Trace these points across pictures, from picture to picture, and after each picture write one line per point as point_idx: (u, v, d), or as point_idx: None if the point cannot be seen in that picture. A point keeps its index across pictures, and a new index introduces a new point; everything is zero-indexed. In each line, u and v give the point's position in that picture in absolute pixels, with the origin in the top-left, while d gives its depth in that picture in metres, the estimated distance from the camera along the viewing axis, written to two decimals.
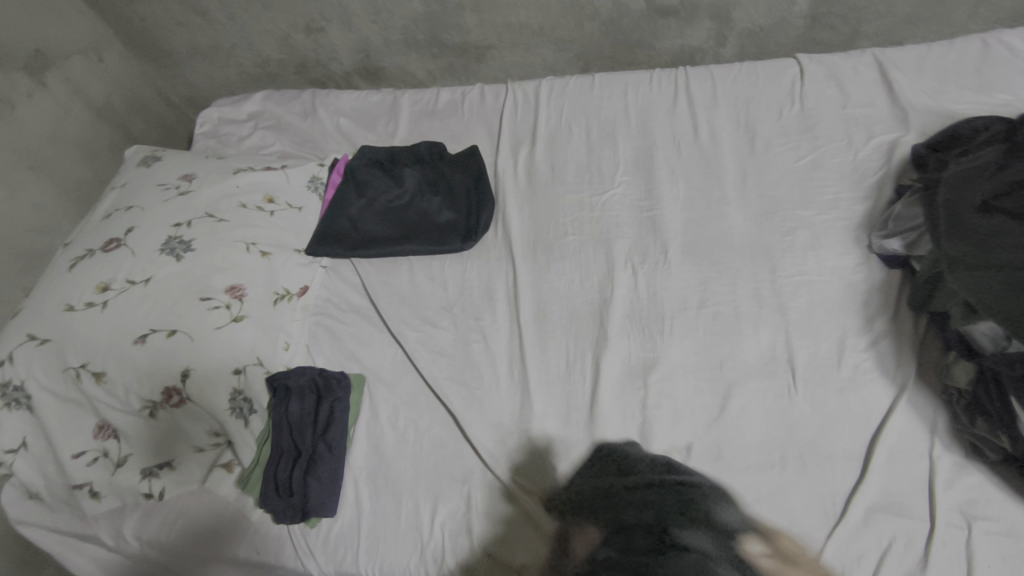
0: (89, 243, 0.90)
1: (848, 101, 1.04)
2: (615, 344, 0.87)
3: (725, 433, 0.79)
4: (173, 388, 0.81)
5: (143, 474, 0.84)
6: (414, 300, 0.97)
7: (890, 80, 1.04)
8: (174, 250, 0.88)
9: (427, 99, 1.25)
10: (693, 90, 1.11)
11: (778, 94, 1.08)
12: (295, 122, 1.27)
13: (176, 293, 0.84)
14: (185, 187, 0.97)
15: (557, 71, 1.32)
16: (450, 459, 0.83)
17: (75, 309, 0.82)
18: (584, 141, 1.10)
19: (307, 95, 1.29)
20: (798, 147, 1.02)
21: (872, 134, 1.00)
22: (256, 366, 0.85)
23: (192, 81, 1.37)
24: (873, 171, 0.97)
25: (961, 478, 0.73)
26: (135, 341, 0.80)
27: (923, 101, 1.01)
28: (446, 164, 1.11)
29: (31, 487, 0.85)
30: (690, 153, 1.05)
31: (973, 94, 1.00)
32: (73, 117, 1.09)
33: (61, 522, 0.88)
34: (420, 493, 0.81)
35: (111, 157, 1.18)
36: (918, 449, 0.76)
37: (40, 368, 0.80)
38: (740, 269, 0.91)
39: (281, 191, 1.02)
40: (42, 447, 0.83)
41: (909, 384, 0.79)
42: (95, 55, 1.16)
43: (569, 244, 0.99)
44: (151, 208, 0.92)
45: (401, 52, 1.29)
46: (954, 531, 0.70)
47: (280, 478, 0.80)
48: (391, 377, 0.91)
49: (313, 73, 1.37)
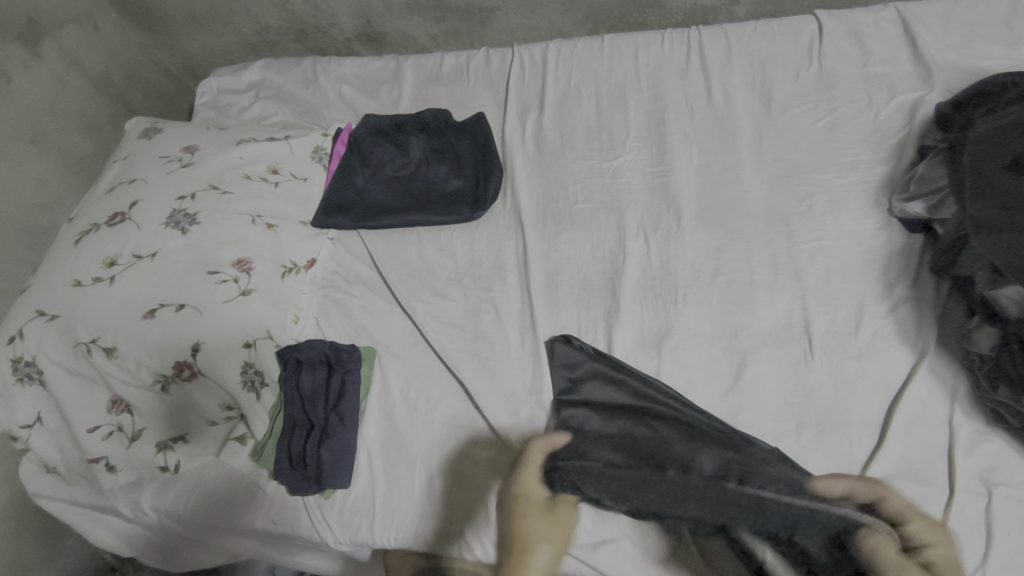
0: (94, 217, 0.89)
1: (869, 58, 1.00)
2: (628, 312, 0.86)
3: (740, 402, 0.78)
4: (184, 362, 0.80)
5: (158, 447, 0.84)
6: (423, 272, 0.96)
7: (914, 35, 0.99)
8: (178, 223, 0.86)
9: (431, 64, 1.21)
10: (707, 50, 1.07)
11: (795, 53, 1.03)
12: (296, 91, 1.24)
13: (183, 268, 0.83)
14: (187, 158, 0.95)
15: (564, 33, 1.27)
16: (463, 430, 0.83)
17: (83, 284, 0.81)
18: (594, 106, 1.07)
19: (307, 63, 1.26)
20: (816, 108, 0.98)
21: (894, 93, 0.96)
22: (267, 340, 0.84)
23: (189, 49, 1.33)
24: (894, 132, 0.93)
25: (982, 445, 0.73)
26: (144, 315, 0.80)
27: (948, 57, 0.97)
28: (453, 131, 1.08)
29: (49, 460, 0.85)
30: (703, 116, 1.01)
31: (1000, 49, 0.96)
32: (70, 89, 1.07)
33: (80, 494, 0.89)
34: (434, 464, 0.81)
35: (110, 130, 1.16)
36: (938, 416, 0.75)
37: (50, 344, 0.80)
38: (755, 236, 0.89)
39: (285, 161, 1.00)
40: (57, 422, 0.83)
41: (929, 351, 0.78)
42: (90, 24, 1.13)
43: (580, 212, 0.97)
44: (155, 181, 0.91)
45: (403, 16, 1.25)
46: (974, 497, 0.70)
47: (294, 451, 0.80)
48: (401, 349, 0.90)
49: (314, 40, 1.34)
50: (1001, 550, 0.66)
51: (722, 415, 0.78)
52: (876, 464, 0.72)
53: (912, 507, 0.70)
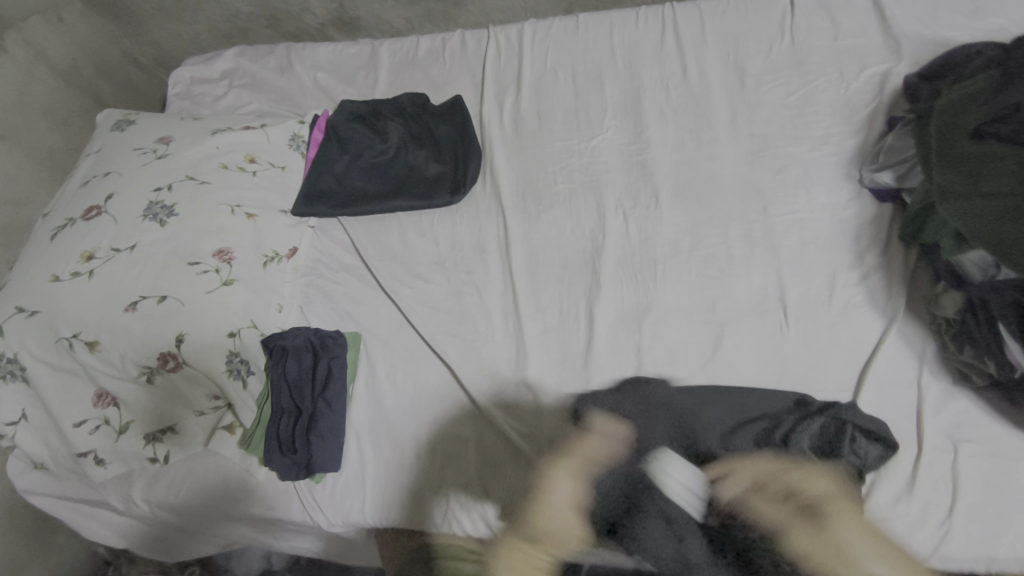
0: (69, 211, 0.88)
1: (840, 32, 1.01)
2: (609, 290, 0.87)
3: (720, 370, 0.80)
4: (169, 353, 0.80)
5: (146, 439, 0.83)
6: (405, 257, 0.97)
7: (883, 8, 1.01)
8: (156, 215, 0.86)
9: (407, 48, 1.21)
10: (681, 27, 1.07)
11: (768, 28, 1.04)
12: (271, 79, 1.23)
13: (164, 259, 0.83)
14: (162, 150, 0.94)
15: (539, 13, 1.27)
16: (450, 410, 0.84)
17: (61, 279, 0.81)
18: (571, 86, 1.07)
19: (281, 50, 1.25)
20: (788, 82, 0.99)
21: (864, 66, 0.98)
22: (251, 329, 0.85)
23: (160, 40, 1.32)
24: (864, 104, 0.95)
25: (949, 404, 0.75)
26: (125, 308, 0.80)
27: (916, 29, 0.98)
28: (430, 116, 1.08)
29: (37, 457, 0.85)
30: (679, 93, 1.02)
31: (966, 20, 0.98)
32: (38, 83, 1.05)
33: (70, 490, 0.89)
34: (423, 444, 0.83)
35: (82, 124, 1.14)
36: (907, 378, 0.77)
37: (32, 340, 0.79)
38: (731, 210, 0.91)
39: (262, 150, 0.99)
40: (42, 417, 0.83)
41: (899, 315, 0.80)
42: (55, 15, 1.10)
43: (559, 192, 0.97)
44: (130, 174, 0.90)
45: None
46: (942, 454, 0.72)
47: (282, 437, 0.81)
48: (386, 334, 0.91)
49: (287, 27, 1.33)
50: (966, 503, 0.68)
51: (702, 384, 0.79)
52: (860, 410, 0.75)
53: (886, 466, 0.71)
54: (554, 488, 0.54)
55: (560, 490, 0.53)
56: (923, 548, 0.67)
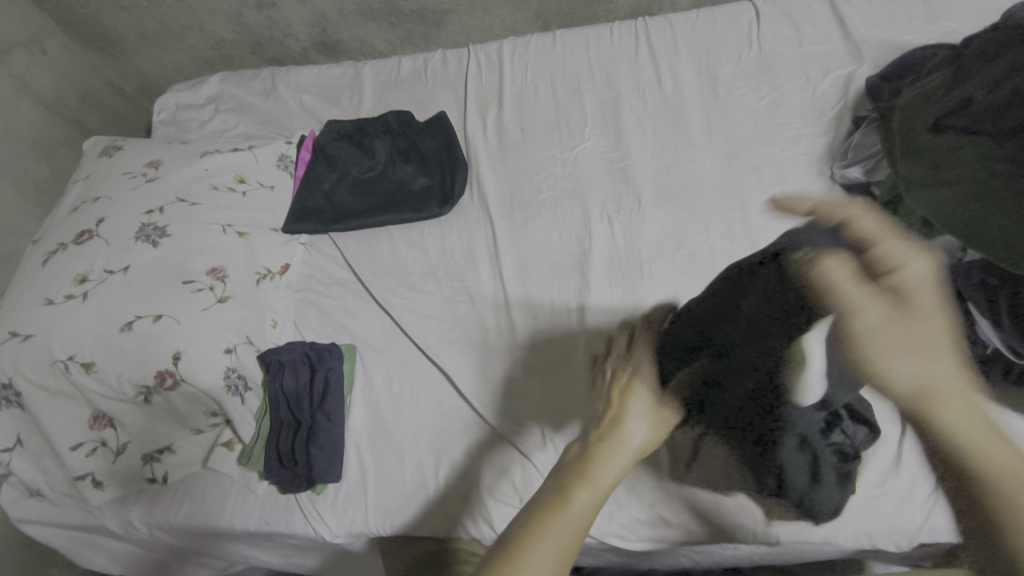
0: (61, 236, 0.88)
1: (804, 39, 1.06)
2: (598, 291, 0.89)
3: None
4: (167, 371, 0.79)
5: (144, 459, 0.84)
6: (396, 268, 0.99)
7: (843, 16, 1.06)
8: (149, 237, 0.87)
9: (390, 69, 1.24)
10: (653, 39, 1.12)
11: (736, 37, 1.09)
12: (257, 103, 1.25)
13: (157, 278, 0.84)
14: (152, 173, 0.95)
15: (517, 31, 1.31)
16: (449, 415, 0.85)
17: (55, 303, 0.81)
18: (551, 99, 1.11)
19: (266, 74, 1.28)
20: (758, 88, 1.04)
21: (828, 69, 1.03)
22: (246, 345, 0.86)
23: (144, 68, 1.35)
24: (831, 105, 1.00)
25: None
26: (121, 329, 0.79)
27: (875, 34, 1.04)
28: (416, 132, 1.11)
29: (32, 483, 0.85)
30: (655, 102, 1.06)
31: (920, 24, 1.03)
32: (23, 113, 1.05)
33: (66, 517, 0.88)
34: (423, 451, 0.83)
35: (67, 153, 1.14)
36: None
37: (28, 364, 0.78)
38: (711, 210, 0.94)
39: (251, 171, 1.01)
40: (37, 443, 0.83)
41: None
42: (38, 48, 1.12)
43: (545, 200, 1.00)
44: (121, 197, 0.91)
45: (358, 23, 1.27)
46: None
47: (282, 450, 0.83)
48: (381, 345, 0.93)
49: (270, 52, 1.35)
50: None
51: None
52: None
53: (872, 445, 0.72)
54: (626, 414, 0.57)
55: (634, 419, 0.56)
56: (910, 523, 0.70)
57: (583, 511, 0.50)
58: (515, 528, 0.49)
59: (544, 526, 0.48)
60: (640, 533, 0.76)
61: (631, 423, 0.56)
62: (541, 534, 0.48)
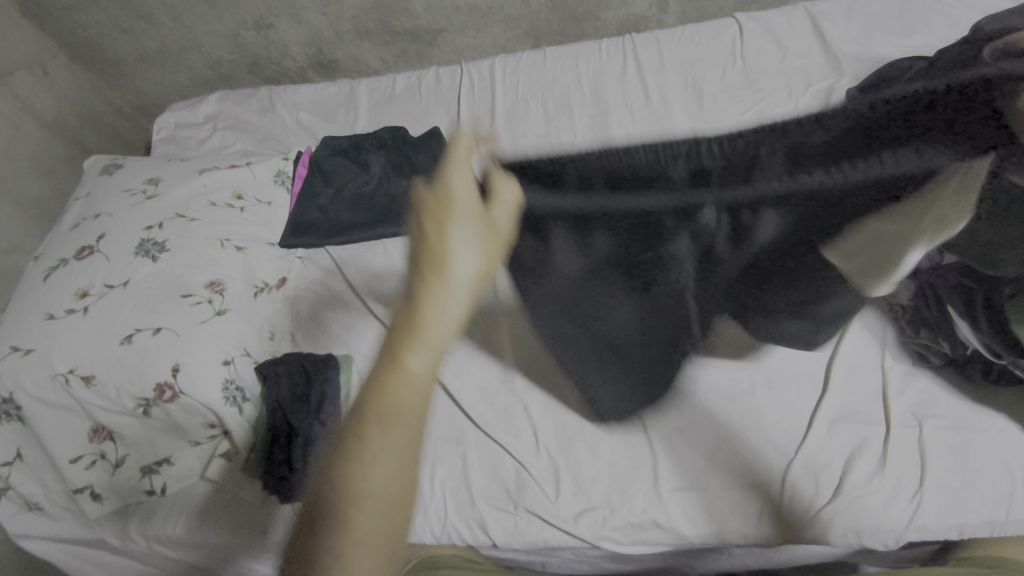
0: (62, 252, 0.90)
1: (786, 53, 1.10)
2: None
3: None
4: (165, 384, 0.80)
5: (143, 471, 0.84)
6: (392, 280, 1.00)
7: (822, 30, 1.10)
8: (149, 252, 0.89)
9: (385, 86, 1.27)
10: (640, 55, 1.16)
11: (721, 53, 1.13)
12: (254, 121, 1.28)
13: (157, 292, 0.85)
14: (151, 190, 0.97)
15: (508, 49, 1.34)
16: (443, 423, 0.86)
17: (56, 317, 0.83)
18: (542, 113, 1.14)
19: (263, 93, 1.31)
20: (745, 100, 1.04)
21: (811, 82, 1.05)
22: (244, 357, 0.88)
23: (143, 89, 1.37)
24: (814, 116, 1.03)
25: (910, 384, 0.79)
26: (121, 341, 0.81)
27: (854, 48, 1.07)
28: (410, 147, 1.13)
29: (31, 497, 0.85)
30: (643, 115, 1.07)
31: (897, 38, 1.07)
32: (24, 132, 1.07)
33: (64, 530, 0.89)
34: (418, 459, 0.84)
35: (67, 172, 1.17)
36: (872, 363, 0.81)
37: (28, 378, 0.80)
38: None
39: (249, 187, 1.03)
40: (37, 456, 0.84)
41: None
42: (40, 69, 1.15)
43: None
44: (121, 214, 0.93)
45: (353, 42, 1.30)
46: (908, 430, 0.76)
47: (278, 459, 0.84)
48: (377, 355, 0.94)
49: (268, 71, 1.38)
50: (934, 476, 0.73)
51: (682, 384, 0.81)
52: (820, 412, 0.78)
53: (855, 447, 0.76)
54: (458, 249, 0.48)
55: (464, 247, 0.48)
56: (898, 522, 0.71)
57: (413, 379, 0.46)
58: (358, 398, 0.46)
59: (378, 386, 0.46)
60: (633, 537, 0.76)
61: (462, 254, 0.48)
62: (387, 400, 0.45)
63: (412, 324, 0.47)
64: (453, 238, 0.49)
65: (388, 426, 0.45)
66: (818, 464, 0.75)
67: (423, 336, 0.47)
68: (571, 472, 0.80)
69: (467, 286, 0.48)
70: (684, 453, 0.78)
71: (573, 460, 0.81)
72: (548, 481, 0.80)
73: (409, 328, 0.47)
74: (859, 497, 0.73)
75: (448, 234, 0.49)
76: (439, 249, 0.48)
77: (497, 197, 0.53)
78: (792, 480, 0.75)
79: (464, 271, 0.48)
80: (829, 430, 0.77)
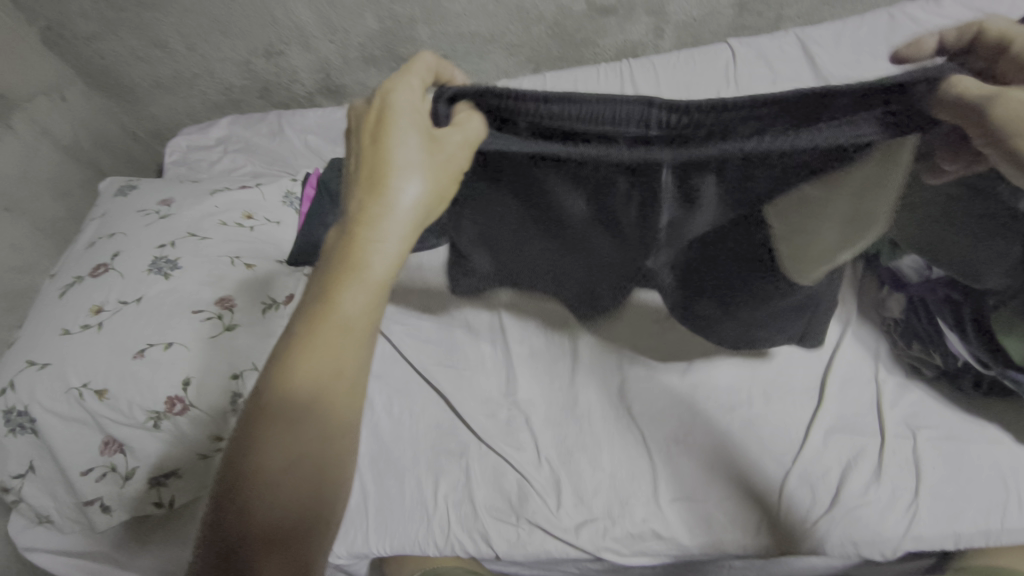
0: (78, 270, 0.94)
1: (777, 78, 1.14)
2: None
3: (699, 382, 0.85)
4: (175, 396, 0.83)
5: (152, 484, 0.85)
6: None
7: (813, 55, 1.14)
8: (161, 269, 0.92)
9: None
10: (637, 80, 1.20)
11: (715, 77, 1.17)
12: (264, 143, 1.32)
13: (169, 308, 0.88)
14: (165, 210, 1.01)
15: (509, 73, 1.39)
16: (447, 436, 0.88)
17: (72, 332, 0.86)
18: None
19: (273, 117, 1.35)
20: None
21: None
22: (253, 371, 0.88)
23: (156, 114, 1.42)
24: None
25: (904, 397, 0.81)
26: (134, 355, 0.84)
27: (843, 72, 1.11)
28: None
29: (42, 510, 0.86)
30: None
31: (886, 62, 1.11)
32: (42, 157, 1.11)
33: (73, 542, 0.90)
34: (421, 471, 0.86)
35: (82, 194, 1.21)
36: (866, 375, 0.84)
37: (43, 392, 0.82)
38: None
39: (259, 208, 1.06)
40: (49, 468, 0.85)
41: (852, 320, 0.87)
42: (59, 95, 1.21)
43: None
44: (135, 233, 0.97)
45: (360, 68, 1.33)
46: (902, 441, 0.78)
47: None
48: (382, 369, 0.96)
49: (277, 96, 1.43)
50: (929, 483, 0.74)
51: (682, 396, 0.84)
52: (817, 423, 0.80)
53: (851, 457, 0.77)
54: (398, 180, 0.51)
55: (401, 179, 0.51)
56: (895, 534, 0.71)
57: (348, 308, 0.49)
58: (300, 316, 0.50)
59: (323, 305, 0.49)
60: (634, 548, 0.77)
61: (402, 189, 0.51)
62: (314, 331, 0.49)
63: (343, 256, 0.50)
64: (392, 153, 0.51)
65: (328, 353, 0.48)
66: (815, 475, 0.77)
67: (351, 262, 0.50)
68: (571, 483, 0.82)
69: (409, 209, 0.51)
70: (681, 462, 0.81)
71: (573, 470, 0.83)
72: (549, 492, 0.82)
73: (340, 257, 0.50)
74: (858, 510, 0.74)
75: (388, 155, 0.52)
76: (377, 161, 0.52)
77: (458, 124, 0.51)
78: (789, 491, 0.76)
79: (404, 193, 0.51)
80: (826, 441, 0.79)
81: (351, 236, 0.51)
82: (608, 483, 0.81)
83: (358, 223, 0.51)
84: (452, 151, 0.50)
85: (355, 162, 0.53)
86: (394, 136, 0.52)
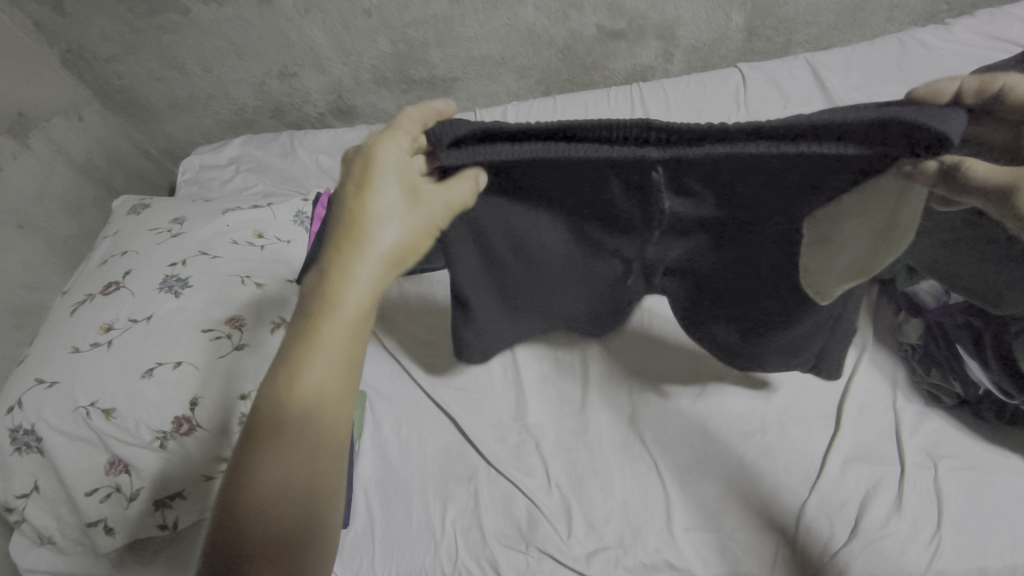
0: (89, 288, 0.94)
1: (788, 102, 1.14)
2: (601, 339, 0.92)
3: (709, 409, 0.84)
4: (183, 417, 0.82)
5: (156, 505, 0.84)
6: None
7: (823, 79, 1.15)
8: (172, 288, 0.92)
9: None
10: (647, 103, 1.20)
11: (724, 101, 1.17)
12: (276, 163, 1.33)
13: (178, 326, 0.88)
14: (177, 229, 1.01)
15: (519, 96, 1.40)
16: (455, 460, 0.87)
17: (81, 351, 0.86)
18: None
19: (285, 138, 1.37)
20: None
21: None
22: None
23: (170, 133, 1.44)
24: None
25: (924, 424, 0.80)
26: (142, 374, 0.83)
27: (854, 97, 1.11)
28: None
29: (44, 531, 0.85)
30: None
31: (896, 87, 1.11)
32: (57, 175, 1.12)
33: (74, 564, 0.89)
34: (429, 495, 0.84)
35: (95, 211, 1.22)
36: (883, 403, 0.82)
37: (51, 410, 0.82)
38: None
39: (270, 227, 1.07)
40: (53, 488, 0.84)
41: (868, 346, 0.86)
42: (75, 115, 1.22)
43: None
44: (147, 252, 0.97)
45: (372, 90, 1.34)
46: (923, 471, 0.76)
47: None
48: (390, 391, 0.95)
49: (289, 116, 1.44)
50: (952, 515, 0.72)
51: (693, 421, 0.84)
52: (833, 452, 0.78)
53: (869, 486, 0.76)
54: (385, 223, 0.52)
55: (390, 222, 0.52)
56: (916, 565, 0.70)
57: (334, 338, 0.50)
58: (287, 348, 0.49)
59: (306, 348, 0.49)
60: None
61: (387, 231, 0.52)
62: (314, 346, 0.49)
63: (329, 289, 0.50)
64: (384, 202, 0.52)
65: (317, 383, 0.48)
66: (833, 506, 0.75)
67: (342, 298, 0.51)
68: (582, 510, 0.80)
69: (388, 253, 0.53)
70: (694, 490, 0.79)
71: (584, 497, 0.81)
72: (560, 519, 0.80)
73: (329, 288, 0.51)
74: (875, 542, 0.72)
75: (374, 202, 0.52)
76: (363, 208, 0.52)
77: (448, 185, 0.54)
78: (808, 520, 0.75)
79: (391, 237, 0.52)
80: (844, 470, 0.77)
81: (334, 271, 0.51)
82: (620, 510, 0.79)
83: (343, 255, 0.51)
84: (432, 209, 0.53)
85: (334, 206, 0.54)
86: (386, 184, 0.53)
